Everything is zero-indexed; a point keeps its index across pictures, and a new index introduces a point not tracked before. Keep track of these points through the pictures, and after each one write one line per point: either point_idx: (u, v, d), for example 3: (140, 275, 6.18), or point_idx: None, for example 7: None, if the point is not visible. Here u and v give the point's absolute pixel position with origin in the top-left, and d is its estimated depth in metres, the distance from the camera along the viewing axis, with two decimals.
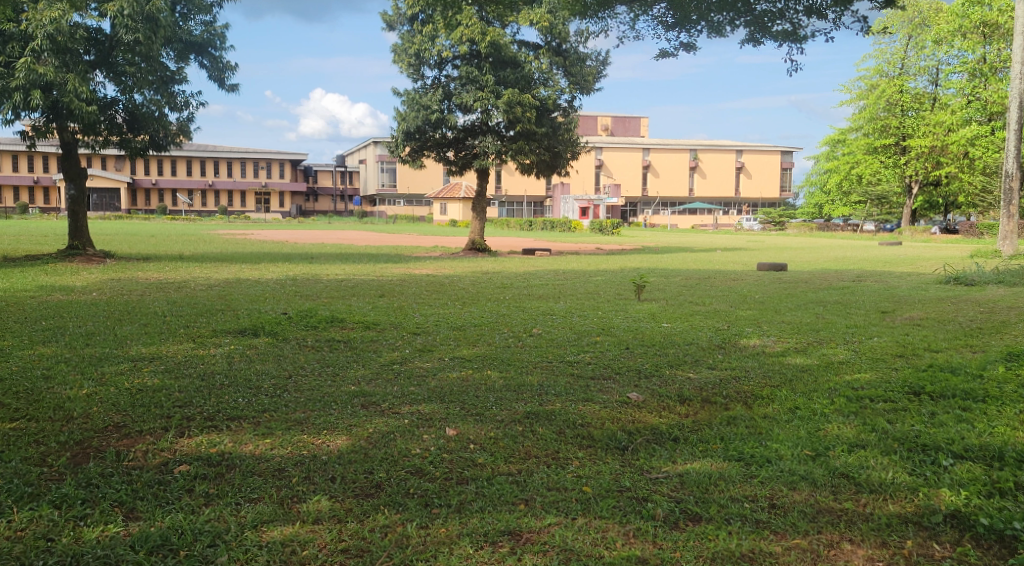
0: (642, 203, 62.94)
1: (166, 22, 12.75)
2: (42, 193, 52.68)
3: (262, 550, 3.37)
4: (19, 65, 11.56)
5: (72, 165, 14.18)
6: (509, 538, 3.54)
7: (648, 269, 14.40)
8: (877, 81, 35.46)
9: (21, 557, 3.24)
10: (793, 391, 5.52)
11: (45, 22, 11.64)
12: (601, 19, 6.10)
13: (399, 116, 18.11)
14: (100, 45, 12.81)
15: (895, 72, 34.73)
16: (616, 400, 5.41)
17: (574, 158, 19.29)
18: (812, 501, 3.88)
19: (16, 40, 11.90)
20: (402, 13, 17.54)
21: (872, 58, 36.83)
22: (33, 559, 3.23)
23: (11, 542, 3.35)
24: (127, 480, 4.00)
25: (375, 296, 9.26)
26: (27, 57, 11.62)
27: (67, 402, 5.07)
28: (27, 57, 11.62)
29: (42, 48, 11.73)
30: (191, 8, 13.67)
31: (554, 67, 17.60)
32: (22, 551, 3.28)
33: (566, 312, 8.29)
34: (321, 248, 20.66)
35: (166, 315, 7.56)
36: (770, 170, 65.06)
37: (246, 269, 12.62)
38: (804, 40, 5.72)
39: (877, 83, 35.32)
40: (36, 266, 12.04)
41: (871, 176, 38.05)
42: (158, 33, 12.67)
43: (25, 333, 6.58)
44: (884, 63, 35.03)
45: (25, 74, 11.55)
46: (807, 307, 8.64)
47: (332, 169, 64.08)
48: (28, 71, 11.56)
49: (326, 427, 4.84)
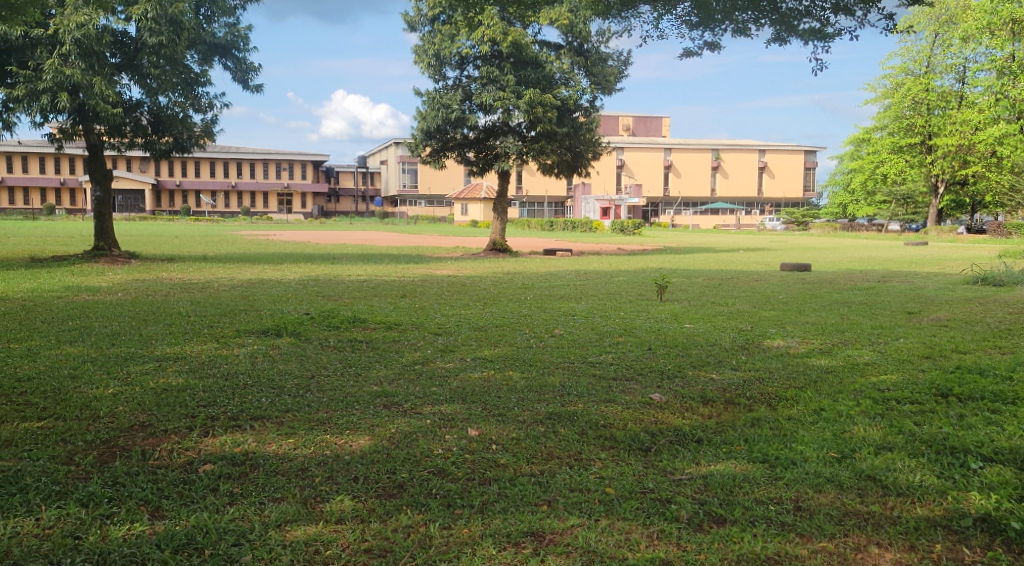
0: (663, 203, 62.68)
1: (190, 24, 12.83)
2: (68, 195, 53.37)
3: (286, 549, 3.38)
4: (47, 68, 11.69)
5: (98, 167, 14.34)
6: (531, 538, 3.54)
7: (670, 269, 14.42)
8: (902, 80, 34.98)
9: (49, 555, 3.27)
10: (817, 393, 5.47)
11: (72, 27, 11.78)
12: (625, 18, 6.10)
13: (419, 116, 18.14)
14: (126, 48, 12.93)
15: (921, 71, 34.31)
16: (639, 401, 5.40)
17: (595, 158, 19.23)
18: (839, 504, 3.85)
19: (44, 44, 12.06)
20: (422, 14, 17.56)
21: (896, 57, 36.40)
22: (61, 557, 3.26)
23: (39, 540, 3.39)
24: (153, 479, 4.04)
25: (396, 297, 9.32)
26: (54, 60, 11.75)
27: (93, 400, 5.13)
28: (54, 59, 11.76)
29: (70, 52, 11.86)
30: (215, 11, 13.77)
31: (575, 67, 17.54)
32: (50, 548, 3.32)
33: (587, 312, 8.29)
34: (343, 249, 21.02)
35: (189, 315, 7.62)
36: (794, 170, 64.47)
37: (268, 270, 12.74)
38: (830, 38, 5.68)
39: (902, 82, 34.87)
40: (63, 266, 12.38)
41: (896, 176, 37.74)
42: (182, 35, 12.77)
43: (53, 333, 6.66)
44: (910, 61, 34.58)
45: (52, 76, 11.69)
46: (831, 307, 8.57)
47: (353, 171, 64.55)
48: (55, 74, 11.70)
49: (349, 427, 4.86)
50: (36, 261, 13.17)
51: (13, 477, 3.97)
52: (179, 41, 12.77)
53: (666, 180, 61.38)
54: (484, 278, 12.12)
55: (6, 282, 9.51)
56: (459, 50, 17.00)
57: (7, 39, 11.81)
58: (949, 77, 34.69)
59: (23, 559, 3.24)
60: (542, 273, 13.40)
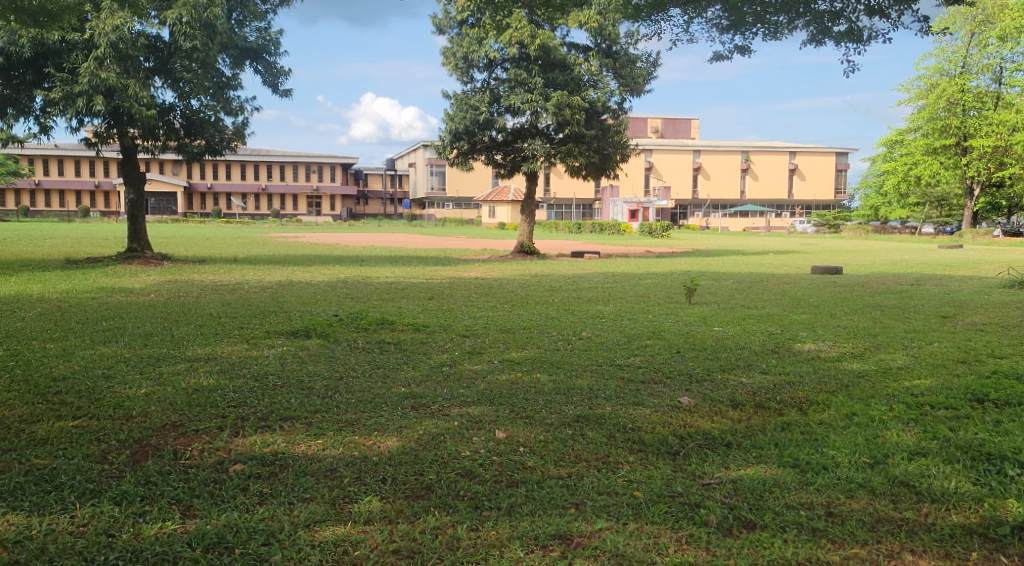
0: (692, 206, 62.32)
1: (223, 28, 12.93)
2: (102, 198, 54.38)
3: (315, 549, 3.40)
4: (83, 71, 11.89)
5: (131, 170, 14.59)
6: (559, 542, 3.53)
7: (698, 272, 14.44)
8: (937, 80, 34.57)
9: (84, 552, 3.32)
10: (849, 397, 5.40)
11: (108, 30, 11.96)
12: (654, 21, 6.08)
13: (447, 118, 18.16)
14: (159, 52, 13.09)
15: (956, 71, 33.77)
16: (667, 404, 5.37)
17: (623, 160, 19.17)
18: (871, 510, 3.80)
19: (80, 48, 12.27)
20: (451, 17, 17.65)
21: (931, 57, 35.84)
22: (95, 555, 3.30)
23: (74, 537, 3.44)
24: (184, 478, 4.08)
25: (424, 297, 9.44)
26: (90, 63, 11.94)
27: (127, 400, 5.20)
28: (90, 63, 11.94)
29: (105, 56, 12.03)
30: (247, 16, 13.92)
31: (603, 69, 17.50)
32: (85, 546, 3.36)
33: (616, 314, 8.30)
34: (371, 249, 22.13)
35: (220, 316, 7.73)
36: (825, 173, 63.77)
37: (299, 270, 13.20)
38: (864, 41, 5.64)
39: (938, 82, 34.44)
40: (98, 266, 12.94)
41: (931, 177, 37.20)
42: (215, 39, 12.93)
43: (88, 333, 6.78)
44: (945, 61, 34.11)
45: (88, 80, 11.87)
46: (864, 311, 8.45)
47: (382, 174, 65.37)
48: (90, 77, 11.88)
49: (377, 428, 4.89)
50: (72, 261, 13.69)
51: (49, 475, 4.03)
52: (212, 45, 12.91)
53: (695, 182, 61.05)
54: (511, 280, 12.12)
55: (43, 283, 9.78)
56: (487, 53, 17.04)
57: (45, 44, 12.04)
58: (986, 78, 34.11)
59: (60, 555, 3.29)
60: (569, 274, 13.81)
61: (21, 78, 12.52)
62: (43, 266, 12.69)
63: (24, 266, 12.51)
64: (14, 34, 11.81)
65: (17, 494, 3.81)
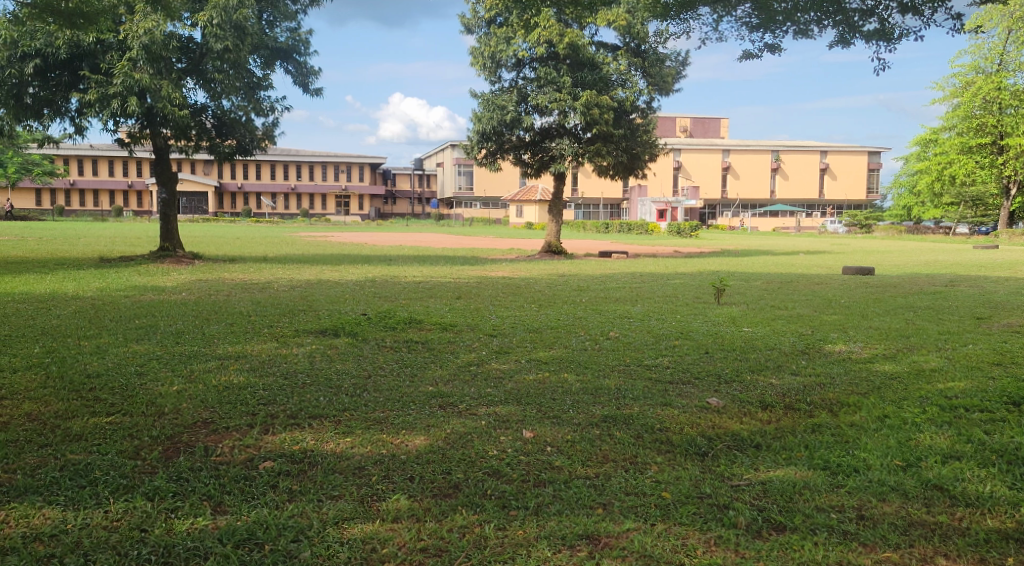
0: (721, 206, 61.74)
1: (253, 29, 13.03)
2: (135, 198, 55.18)
3: (344, 546, 3.43)
4: (118, 72, 12.07)
5: (163, 170, 14.74)
6: (587, 542, 3.52)
7: (729, 272, 14.27)
8: (972, 78, 33.98)
9: (117, 546, 3.37)
10: (881, 400, 5.33)
11: (141, 33, 12.09)
12: (683, 20, 6.08)
13: (474, 118, 18.19)
14: (192, 54, 13.29)
15: (992, 69, 33.06)
16: (696, 405, 5.34)
17: (651, 160, 19.05)
18: (904, 513, 3.75)
19: (115, 50, 12.46)
20: (480, 17, 17.67)
21: (967, 54, 35.24)
22: (128, 549, 3.35)
23: (107, 532, 3.49)
24: (215, 475, 4.12)
25: (451, 297, 9.44)
26: (124, 65, 12.12)
27: (158, 398, 5.26)
28: (124, 64, 12.12)
29: (138, 57, 12.20)
30: (277, 16, 14.02)
31: (632, 69, 17.38)
32: (118, 540, 3.41)
33: (644, 315, 8.25)
34: (398, 249, 22.16)
35: (251, 315, 7.77)
36: (856, 172, 62.99)
37: (328, 270, 13.12)
38: (895, 40, 5.58)
39: (973, 80, 33.84)
40: (132, 266, 12.82)
41: (967, 177, 36.64)
42: (246, 40, 13.04)
43: (121, 332, 6.83)
44: (981, 59, 33.47)
45: (123, 80, 12.05)
46: (895, 312, 8.32)
47: (411, 173, 65.76)
48: (125, 78, 12.06)
49: (405, 427, 4.90)
50: (106, 262, 13.63)
51: (84, 470, 4.10)
52: (244, 46, 13.02)
53: (724, 182, 60.59)
54: (536, 280, 12.02)
55: (77, 282, 9.78)
56: (515, 52, 17.04)
57: (80, 45, 12.23)
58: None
59: (94, 550, 3.34)
60: (598, 273, 13.68)
61: (57, 80, 12.74)
62: (76, 265, 12.62)
63: (59, 265, 12.45)
64: (50, 36, 12.02)
65: (53, 489, 3.88)
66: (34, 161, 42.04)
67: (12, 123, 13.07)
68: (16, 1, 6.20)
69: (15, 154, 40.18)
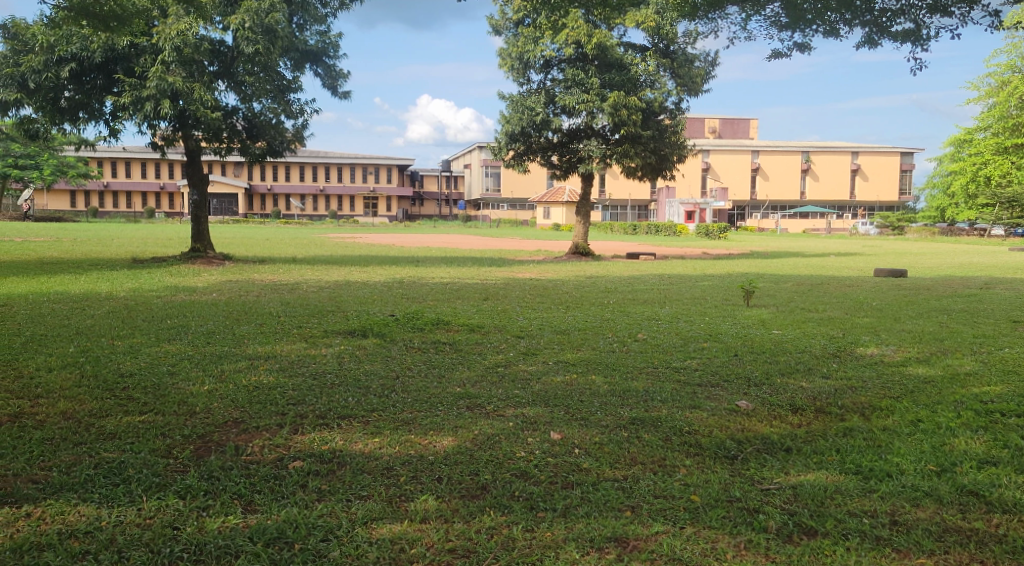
0: (750, 207, 61.26)
1: (284, 32, 13.11)
2: (166, 199, 55.90)
3: (372, 546, 3.44)
4: (151, 76, 12.19)
5: (194, 172, 14.90)
6: (615, 544, 3.51)
7: (758, 274, 14.18)
8: (1009, 77, 33.58)
9: (150, 544, 3.41)
10: (914, 404, 5.27)
11: (173, 35, 12.24)
12: (711, 20, 6.06)
13: (503, 120, 18.23)
14: (223, 57, 13.42)
15: None
16: (724, 408, 5.30)
17: (679, 161, 18.92)
18: (938, 519, 3.70)
19: (148, 53, 12.59)
20: (508, 18, 17.71)
21: (1003, 53, 34.85)
22: (161, 546, 3.39)
23: (141, 529, 3.53)
24: (245, 474, 4.16)
25: (478, 299, 9.41)
26: (157, 68, 12.26)
27: (190, 398, 5.31)
28: (157, 67, 12.26)
29: (171, 60, 12.35)
30: (307, 19, 14.12)
31: (661, 69, 17.21)
32: (151, 537, 3.45)
33: (672, 317, 8.21)
34: (423, 250, 22.23)
35: (280, 316, 7.84)
36: (887, 173, 62.21)
37: (357, 270, 13.45)
38: (926, 40, 5.51)
39: (1009, 79, 33.44)
40: (164, 266, 13.15)
41: (1004, 177, 36.27)
42: (277, 43, 13.13)
43: (153, 331, 6.93)
44: (1017, 58, 33.11)
45: (156, 83, 12.20)
46: (929, 315, 8.22)
47: (438, 175, 66.16)
48: (158, 81, 12.21)
49: (432, 427, 4.92)
50: (139, 262, 13.82)
51: (117, 468, 4.15)
52: (274, 49, 13.14)
53: (753, 183, 60.11)
54: (566, 281, 12.05)
55: (111, 283, 9.96)
56: (543, 53, 17.04)
57: (115, 49, 12.39)
58: None
59: (127, 547, 3.38)
60: (626, 275, 13.60)
61: (92, 83, 12.90)
62: (110, 266, 12.81)
63: (94, 266, 12.70)
64: (86, 39, 12.20)
65: (88, 486, 3.93)
66: (69, 164, 42.68)
67: (49, 125, 13.31)
68: (53, 5, 6.30)
69: (51, 156, 40.80)
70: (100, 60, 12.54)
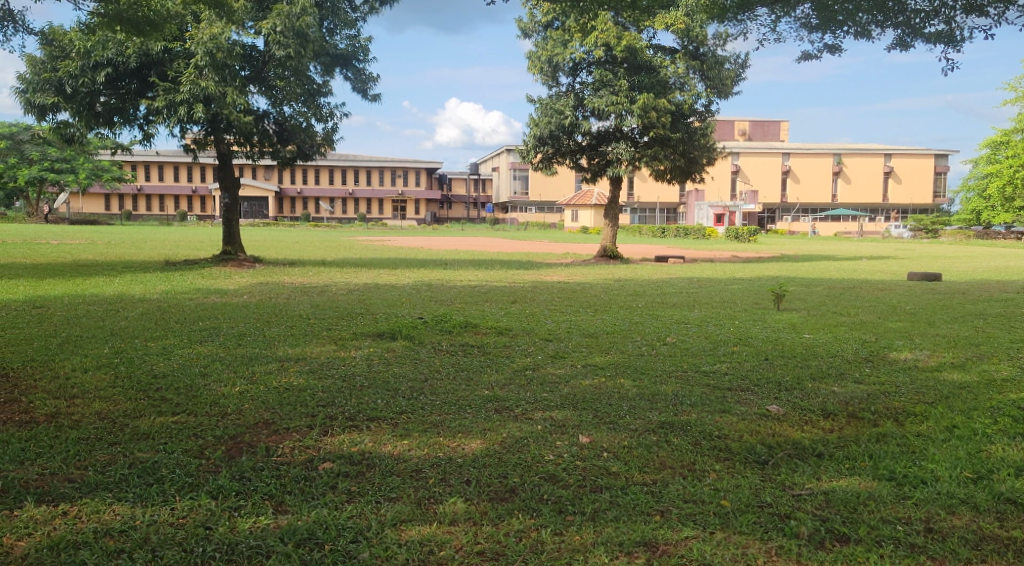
0: (780, 210, 60.62)
1: (315, 36, 13.21)
2: (198, 202, 56.59)
3: (402, 547, 3.46)
4: (185, 81, 12.38)
5: (225, 175, 15.09)
6: (644, 549, 3.49)
7: (789, 278, 14.06)
8: None
9: (183, 543, 3.45)
10: (949, 410, 5.19)
11: (206, 39, 12.37)
12: (741, 21, 6.01)
13: (531, 122, 18.30)
14: (255, 61, 13.59)
15: None
16: (755, 412, 5.27)
17: (709, 164, 18.82)
18: (975, 527, 3.65)
19: (181, 57, 12.77)
20: (536, 20, 17.73)
21: None
22: (193, 546, 3.43)
23: (174, 529, 3.57)
24: (276, 475, 4.20)
25: (507, 302, 9.40)
26: (190, 72, 12.41)
27: (222, 398, 5.38)
28: (190, 72, 12.41)
29: (204, 64, 12.48)
30: (338, 24, 14.22)
31: (691, 71, 17.10)
32: (184, 537, 3.49)
33: (701, 320, 8.16)
34: (451, 252, 22.34)
35: (310, 318, 7.91)
36: (920, 175, 61.39)
37: (386, 272, 13.61)
38: (960, 42, 5.43)
39: None
40: (194, 266, 13.89)
41: None
42: (308, 47, 13.23)
43: (185, 333, 7.03)
44: None
45: (189, 88, 12.38)
46: (964, 319, 8.10)
47: (467, 178, 66.37)
48: (191, 85, 12.38)
49: (461, 430, 4.93)
50: (171, 265, 14.01)
51: (151, 468, 4.21)
52: (305, 53, 13.25)
53: (783, 186, 59.56)
54: (594, 284, 12.04)
55: (146, 283, 10.33)
56: (572, 55, 17.04)
57: (149, 53, 12.59)
58: None
59: (161, 546, 3.43)
60: (654, 278, 13.60)
61: (127, 88, 13.10)
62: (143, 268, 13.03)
63: (128, 266, 13.48)
64: (121, 45, 12.39)
65: (122, 485, 3.99)
66: (103, 168, 43.34)
67: (84, 130, 13.53)
68: (88, 12, 6.39)
69: (87, 160, 41.45)
70: (135, 64, 12.73)
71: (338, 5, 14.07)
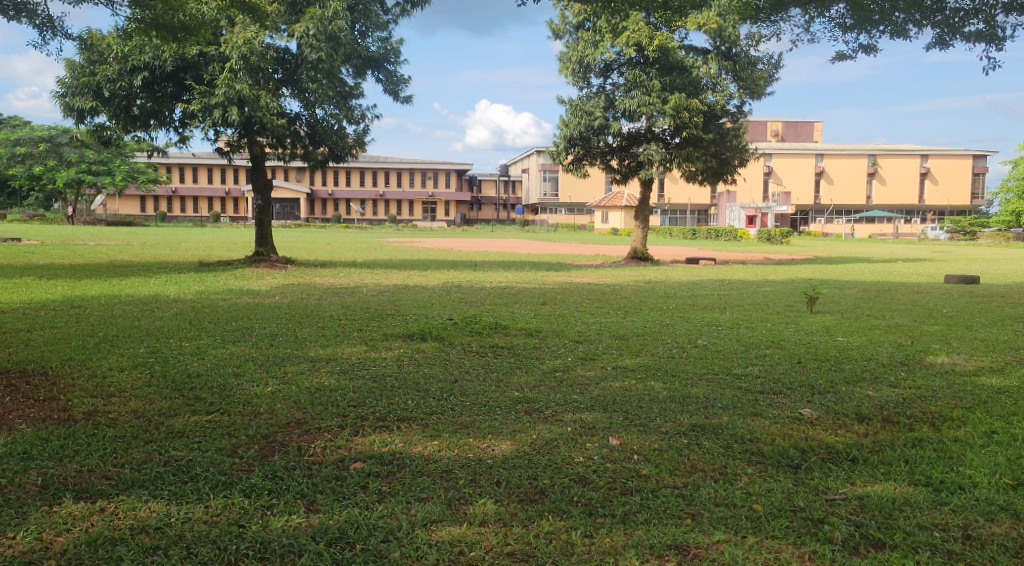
0: (813, 212, 59.70)
1: (347, 39, 13.36)
2: (230, 204, 57.33)
3: (432, 548, 3.47)
4: (220, 84, 12.51)
5: (257, 177, 15.29)
6: (676, 552, 3.48)
7: (821, 280, 13.89)
8: None
9: (217, 540, 3.49)
10: (988, 415, 5.10)
11: (240, 43, 12.49)
12: (774, 22, 5.95)
13: (560, 124, 18.29)
14: (287, 64, 13.73)
15: None
16: (788, 416, 5.22)
17: (742, 165, 18.66)
18: (1015, 535, 3.58)
19: (216, 61, 12.90)
20: (567, 22, 17.73)
21: None
22: (227, 543, 3.47)
23: (208, 526, 3.62)
24: (307, 474, 4.24)
25: (536, 304, 9.38)
26: (225, 76, 12.54)
27: (254, 398, 5.44)
28: (225, 75, 12.54)
29: (238, 68, 12.59)
30: (370, 27, 14.29)
31: (723, 72, 16.96)
32: (218, 534, 3.53)
33: (733, 323, 8.11)
34: (479, 253, 22.43)
35: (340, 319, 7.97)
36: (957, 176, 60.36)
37: (416, 273, 13.66)
38: (999, 41, 5.35)
39: None
40: (226, 266, 14.25)
41: None
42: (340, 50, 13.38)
43: (218, 332, 7.13)
44: None
45: (224, 91, 12.52)
46: (1004, 324, 7.94)
47: (495, 179, 66.46)
48: (226, 89, 12.51)
49: (491, 431, 4.94)
50: (203, 265, 14.17)
51: (185, 467, 4.26)
52: (337, 56, 13.36)
53: (816, 187, 58.81)
54: (626, 286, 12.01)
55: (180, 283, 10.56)
56: (604, 56, 16.98)
57: (185, 57, 12.74)
58: None
59: (197, 543, 3.47)
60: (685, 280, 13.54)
61: (162, 91, 13.27)
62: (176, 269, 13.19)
63: (162, 266, 13.89)
64: (158, 49, 12.55)
65: (157, 483, 4.04)
66: (139, 169, 44.12)
67: (120, 132, 13.75)
68: (124, 16, 6.50)
69: (122, 162, 42.20)
70: (171, 68, 12.88)
71: (370, 7, 14.11)
